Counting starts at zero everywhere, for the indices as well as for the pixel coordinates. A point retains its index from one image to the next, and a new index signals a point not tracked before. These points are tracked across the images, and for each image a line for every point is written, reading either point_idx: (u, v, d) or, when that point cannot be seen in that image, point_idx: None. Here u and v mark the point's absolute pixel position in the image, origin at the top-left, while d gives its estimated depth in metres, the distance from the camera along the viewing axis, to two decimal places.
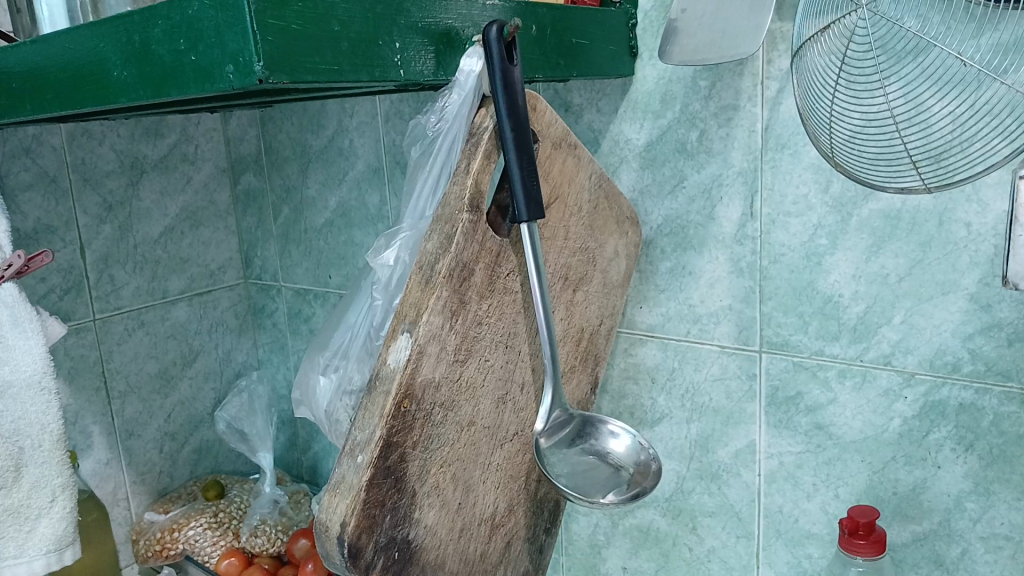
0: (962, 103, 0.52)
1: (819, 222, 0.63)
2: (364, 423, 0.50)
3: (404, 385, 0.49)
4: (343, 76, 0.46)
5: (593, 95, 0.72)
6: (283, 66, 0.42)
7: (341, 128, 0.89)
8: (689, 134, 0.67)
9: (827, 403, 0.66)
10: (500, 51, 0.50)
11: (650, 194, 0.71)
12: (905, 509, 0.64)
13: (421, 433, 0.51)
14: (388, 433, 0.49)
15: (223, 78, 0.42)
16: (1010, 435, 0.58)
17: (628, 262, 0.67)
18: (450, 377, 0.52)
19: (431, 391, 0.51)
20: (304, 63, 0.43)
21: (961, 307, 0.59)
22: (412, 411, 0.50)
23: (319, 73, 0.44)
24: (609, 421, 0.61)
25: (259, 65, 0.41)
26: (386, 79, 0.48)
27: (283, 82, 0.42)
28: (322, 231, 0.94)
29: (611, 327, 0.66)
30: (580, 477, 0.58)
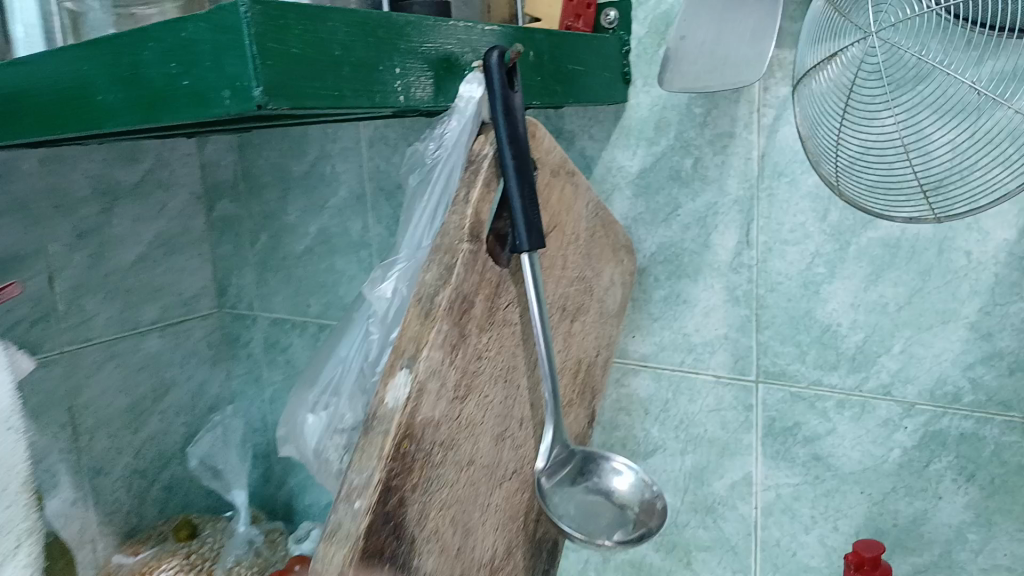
0: (962, 133, 0.51)
1: (816, 250, 0.63)
2: (361, 465, 0.46)
3: (404, 424, 0.47)
4: (344, 102, 0.44)
5: (586, 120, 0.71)
6: (282, 92, 0.39)
7: (323, 153, 0.87)
8: (684, 161, 0.67)
9: (825, 433, 0.65)
10: (501, 77, 0.49)
11: (644, 222, 0.70)
12: (905, 541, 0.63)
13: (420, 475, 0.48)
14: (388, 476, 0.46)
15: (219, 103, 0.39)
16: (1012, 465, 0.58)
17: (623, 291, 0.66)
18: (450, 415, 0.50)
19: (431, 430, 0.49)
20: (304, 88, 0.41)
21: (961, 336, 0.58)
22: (411, 451, 0.47)
23: (321, 98, 0.42)
24: (613, 458, 0.60)
25: (259, 90, 0.38)
26: (385, 106, 0.47)
27: (283, 108, 0.40)
28: (301, 259, 0.92)
29: (608, 358, 0.64)
30: (587, 515, 0.57)
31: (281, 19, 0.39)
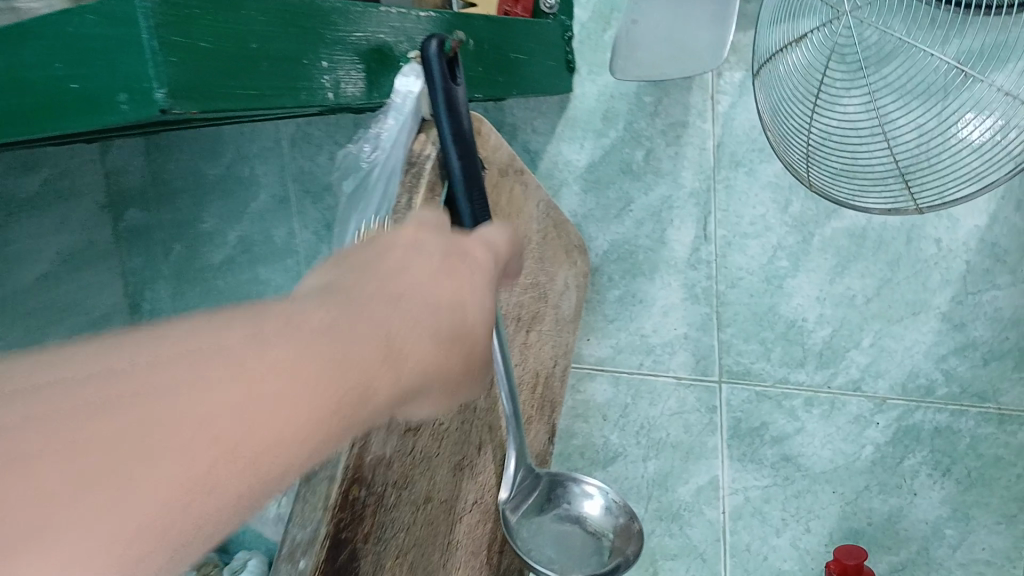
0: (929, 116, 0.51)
1: (779, 243, 0.60)
2: (302, 518, 0.37)
3: (351, 468, 0.38)
4: (264, 101, 0.38)
5: (529, 112, 0.64)
6: (190, 94, 0.33)
7: (240, 155, 0.80)
8: (635, 152, 0.62)
9: (794, 432, 0.62)
10: (441, 68, 0.43)
11: (594, 219, 0.64)
12: (882, 540, 0.60)
13: (373, 522, 0.40)
14: (336, 529, 0.37)
15: (116, 110, 0.33)
16: (988, 457, 0.57)
17: (578, 293, 0.62)
18: (402, 450, 0.42)
19: (381, 471, 0.41)
20: (217, 88, 0.35)
21: (933, 326, 0.57)
22: (360, 497, 0.39)
23: (237, 100, 0.36)
24: (583, 482, 0.57)
25: (161, 92, 0.32)
26: (311, 104, 0.41)
27: (193, 112, 0.34)
28: (219, 270, 0.83)
29: (566, 367, 0.61)
30: (561, 546, 0.54)
31: (184, 8, 0.33)
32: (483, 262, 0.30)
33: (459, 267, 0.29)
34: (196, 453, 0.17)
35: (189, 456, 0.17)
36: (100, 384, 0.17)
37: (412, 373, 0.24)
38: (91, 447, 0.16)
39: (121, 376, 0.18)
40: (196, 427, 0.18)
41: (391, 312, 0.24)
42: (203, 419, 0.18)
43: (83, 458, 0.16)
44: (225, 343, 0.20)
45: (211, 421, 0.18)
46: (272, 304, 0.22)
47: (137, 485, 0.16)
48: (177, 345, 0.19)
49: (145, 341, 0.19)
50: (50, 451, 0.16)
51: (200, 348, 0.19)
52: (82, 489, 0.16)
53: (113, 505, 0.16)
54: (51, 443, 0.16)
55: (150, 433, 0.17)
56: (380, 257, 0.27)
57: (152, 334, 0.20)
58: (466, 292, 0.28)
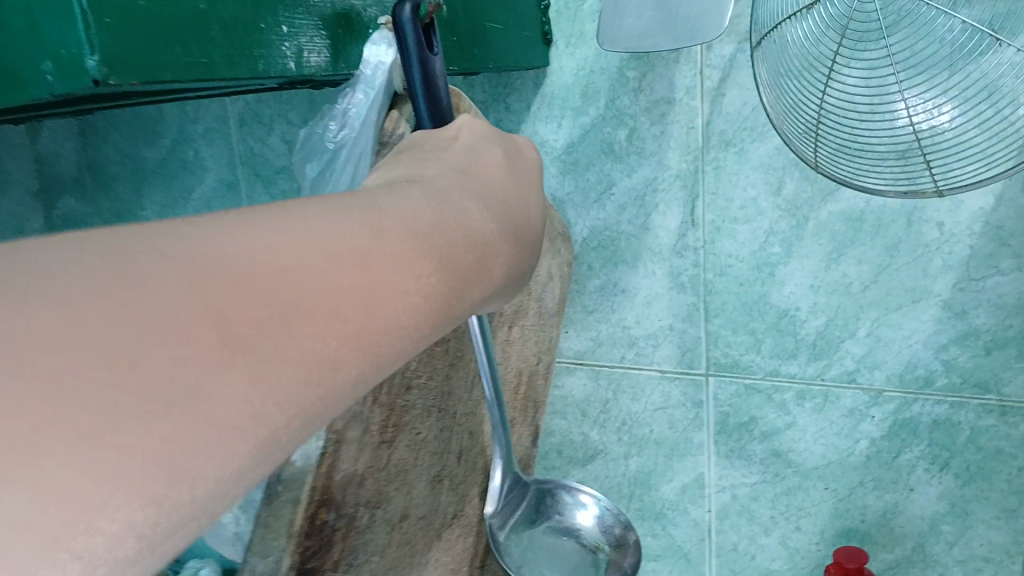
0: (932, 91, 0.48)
1: (770, 228, 0.56)
2: (263, 548, 0.32)
3: (320, 491, 0.33)
4: (217, 73, 0.32)
5: (501, 88, 0.61)
6: (131, 63, 0.28)
7: (184, 137, 0.73)
8: (617, 132, 0.59)
9: (784, 427, 0.59)
10: (418, 39, 0.36)
11: (574, 203, 0.61)
12: (874, 537, 0.58)
13: (344, 548, 0.35)
14: (302, 560, 0.32)
15: (43, 82, 0.28)
16: (989, 450, 0.54)
17: (563, 283, 0.58)
18: (377, 466, 0.37)
19: (354, 490, 0.35)
20: (161, 58, 0.29)
21: (933, 315, 0.53)
22: (330, 521, 0.34)
23: (186, 71, 0.30)
24: (579, 491, 0.55)
25: (94, 61, 0.27)
26: (270, 75, 0.35)
27: (134, 85, 0.29)
28: None
29: (549, 364, 0.56)
30: (552, 561, 0.51)
31: None
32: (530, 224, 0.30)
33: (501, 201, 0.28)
34: (313, 381, 0.17)
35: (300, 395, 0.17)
36: (245, 292, 0.16)
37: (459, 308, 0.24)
38: (214, 366, 0.15)
39: (259, 282, 0.16)
40: (307, 322, 0.17)
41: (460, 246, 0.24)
42: (321, 352, 0.17)
43: (229, 387, 0.15)
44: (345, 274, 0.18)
45: (332, 356, 0.17)
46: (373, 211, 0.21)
47: (271, 416, 0.16)
48: (302, 262, 0.17)
49: (263, 244, 0.17)
50: (184, 393, 0.14)
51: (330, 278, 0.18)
52: (200, 423, 0.15)
53: (252, 411, 0.16)
54: (204, 376, 0.15)
55: (281, 363, 0.16)
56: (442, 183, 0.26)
57: (256, 233, 0.17)
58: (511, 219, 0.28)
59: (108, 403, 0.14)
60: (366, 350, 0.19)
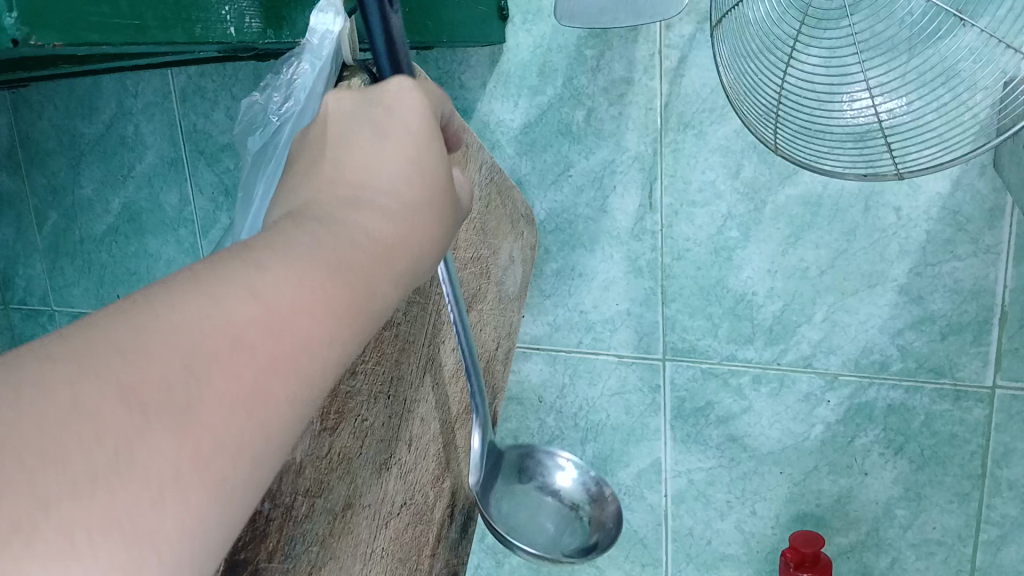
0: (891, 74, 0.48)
1: (728, 212, 0.55)
2: None
3: None
4: (148, 37, 0.30)
5: (455, 65, 0.59)
6: (51, 19, 0.26)
7: (123, 111, 0.70)
8: (574, 113, 0.57)
9: (741, 412, 0.59)
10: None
11: (531, 185, 0.60)
12: (830, 521, 0.58)
13: (280, 538, 0.33)
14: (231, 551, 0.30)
15: None
16: (943, 435, 0.54)
17: (525, 268, 0.57)
18: (318, 453, 0.36)
19: (290, 479, 0.34)
20: (85, 14, 0.27)
21: (890, 300, 0.53)
22: (264, 512, 0.32)
23: (113, 30, 0.29)
24: (558, 454, 0.57)
25: (12, 16, 0.25)
26: (208, 41, 0.33)
27: (54, 45, 0.26)
28: (103, 241, 0.76)
29: (510, 349, 0.55)
30: (538, 522, 0.53)
31: None
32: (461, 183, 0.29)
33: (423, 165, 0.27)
34: (243, 421, 0.17)
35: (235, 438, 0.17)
36: (142, 368, 0.16)
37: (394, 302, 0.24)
38: (125, 440, 0.15)
39: (155, 348, 0.16)
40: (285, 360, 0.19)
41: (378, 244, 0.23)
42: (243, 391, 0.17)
43: (150, 451, 0.15)
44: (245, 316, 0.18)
45: (258, 387, 0.18)
46: (266, 244, 0.21)
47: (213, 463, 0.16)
48: (200, 318, 0.17)
49: (152, 314, 0.17)
50: (104, 472, 0.15)
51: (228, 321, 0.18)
52: (128, 497, 0.15)
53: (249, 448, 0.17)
54: (121, 447, 0.15)
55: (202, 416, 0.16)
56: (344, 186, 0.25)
57: (148, 304, 0.17)
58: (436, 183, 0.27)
59: (26, 502, 0.14)
60: (289, 374, 0.19)
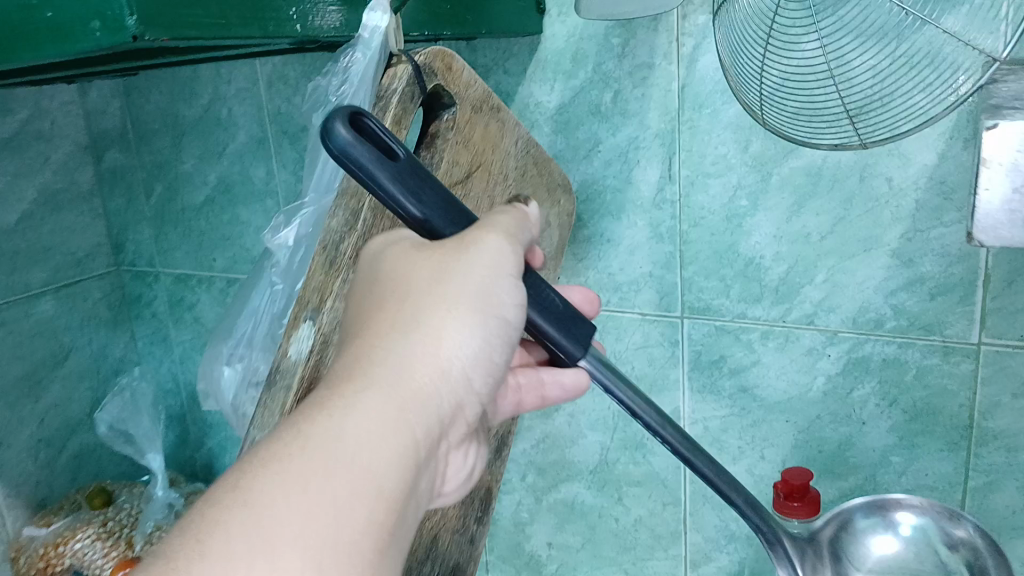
0: (883, 57, 0.52)
1: (739, 182, 0.61)
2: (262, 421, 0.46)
3: (305, 376, 0.46)
4: (233, 32, 0.39)
5: (500, 53, 0.67)
6: (160, 21, 0.34)
7: (218, 96, 0.80)
8: (603, 94, 0.64)
9: (751, 365, 0.65)
10: (369, 151, 0.35)
11: (565, 159, 0.67)
12: (833, 467, 0.64)
13: None
14: None
15: (87, 38, 0.34)
16: (934, 387, 0.59)
17: (563, 231, 0.64)
18: None
19: None
20: (184, 16, 0.36)
21: (884, 263, 0.58)
22: None
23: (204, 27, 0.37)
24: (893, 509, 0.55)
25: (133, 19, 0.33)
26: (280, 34, 0.42)
27: (162, 40, 0.35)
28: (201, 210, 0.85)
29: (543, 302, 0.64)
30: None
31: None
32: (481, 252, 0.35)
33: (427, 279, 0.35)
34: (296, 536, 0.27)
35: (293, 521, 0.27)
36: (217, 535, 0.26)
37: (421, 415, 0.32)
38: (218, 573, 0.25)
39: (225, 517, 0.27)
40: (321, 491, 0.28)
41: (376, 380, 0.32)
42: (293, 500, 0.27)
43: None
44: (274, 467, 0.28)
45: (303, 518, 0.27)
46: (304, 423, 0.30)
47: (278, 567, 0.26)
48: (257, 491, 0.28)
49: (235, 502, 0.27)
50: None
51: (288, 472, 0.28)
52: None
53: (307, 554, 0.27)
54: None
55: (239, 545, 0.26)
56: (365, 327, 0.34)
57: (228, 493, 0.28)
58: (435, 279, 0.35)
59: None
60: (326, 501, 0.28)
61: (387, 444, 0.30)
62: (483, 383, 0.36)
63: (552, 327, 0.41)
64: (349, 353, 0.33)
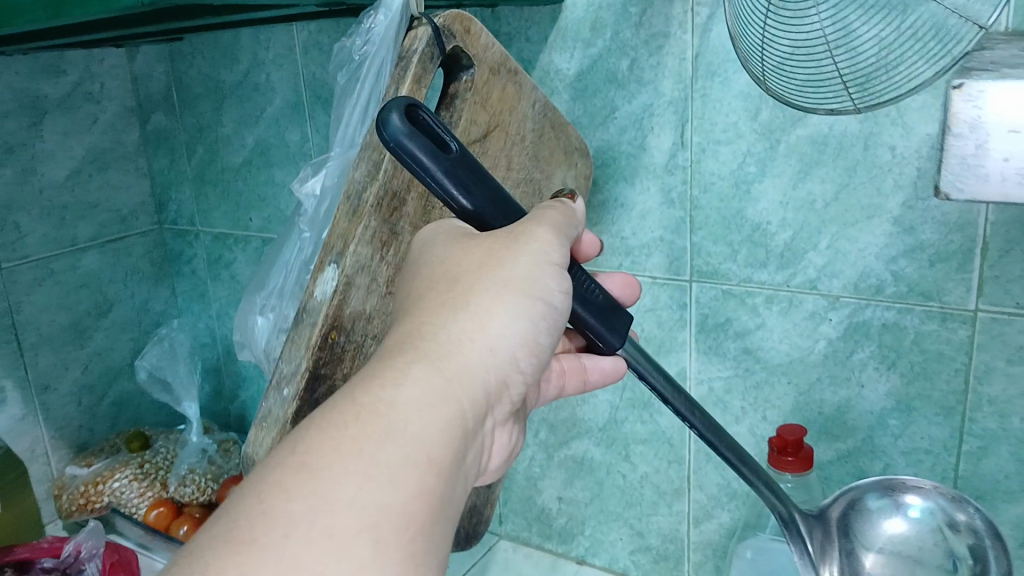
0: (890, 27, 0.53)
1: (747, 149, 0.63)
2: (290, 355, 0.49)
3: (330, 317, 0.48)
4: None
5: (523, 22, 0.70)
6: None
7: (256, 61, 0.83)
8: (620, 62, 0.66)
9: (755, 328, 0.67)
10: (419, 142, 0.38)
11: (582, 125, 0.70)
12: (831, 429, 0.66)
13: (352, 364, 0.51)
14: (315, 365, 0.48)
15: None
16: (931, 352, 0.61)
17: (577, 194, 0.67)
18: (383, 309, 0.51)
19: (361, 323, 0.50)
20: None
21: (885, 230, 0.60)
22: (340, 342, 0.49)
23: None
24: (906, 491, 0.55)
25: None
26: None
27: None
28: (239, 170, 0.89)
29: None
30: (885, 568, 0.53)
31: None
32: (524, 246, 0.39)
33: (477, 265, 0.38)
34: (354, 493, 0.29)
35: (351, 480, 0.30)
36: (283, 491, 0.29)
37: (479, 381, 0.36)
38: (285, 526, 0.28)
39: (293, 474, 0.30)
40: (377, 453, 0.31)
41: (429, 353, 0.35)
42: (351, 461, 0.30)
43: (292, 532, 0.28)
44: (335, 428, 0.31)
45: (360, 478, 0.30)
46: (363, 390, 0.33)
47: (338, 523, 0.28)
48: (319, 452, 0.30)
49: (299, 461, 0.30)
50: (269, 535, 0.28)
51: (347, 434, 0.31)
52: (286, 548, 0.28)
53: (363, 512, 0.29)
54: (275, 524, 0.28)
55: (306, 499, 0.29)
56: (418, 305, 0.38)
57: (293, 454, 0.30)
58: (484, 265, 0.38)
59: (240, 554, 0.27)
60: (382, 463, 0.30)
61: (438, 413, 0.33)
62: (524, 364, 0.39)
63: (592, 317, 0.44)
64: (404, 329, 0.36)
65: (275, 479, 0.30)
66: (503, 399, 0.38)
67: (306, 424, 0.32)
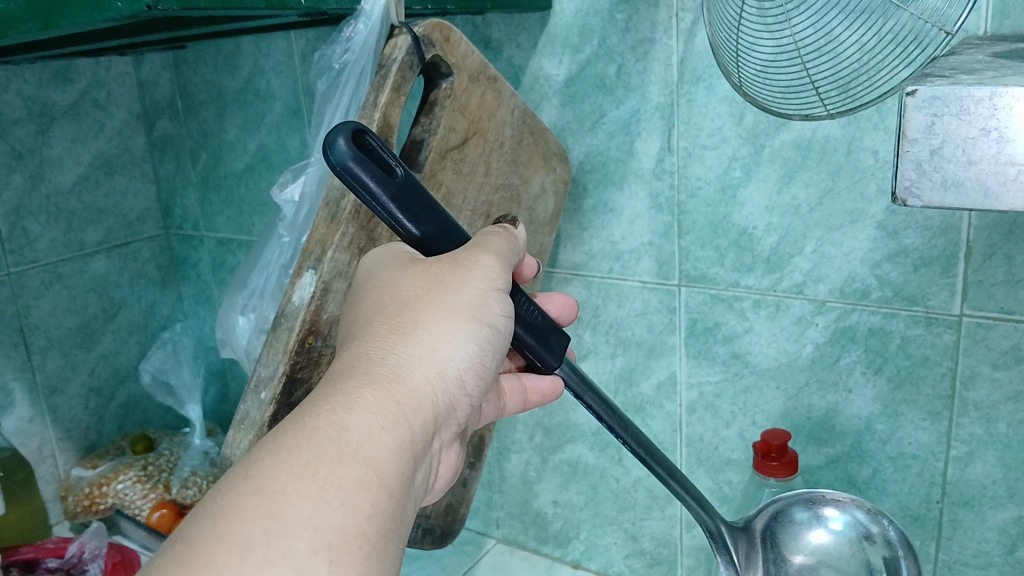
0: (870, 32, 0.53)
1: (733, 154, 0.63)
2: (268, 358, 0.50)
3: (307, 321, 0.49)
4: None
5: (512, 29, 0.70)
6: None
7: (257, 69, 0.85)
8: (607, 68, 0.67)
9: (743, 332, 0.67)
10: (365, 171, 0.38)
11: (572, 131, 0.70)
12: (819, 433, 0.66)
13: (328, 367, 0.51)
14: (292, 368, 0.49)
15: None
16: (917, 357, 0.60)
17: (557, 200, 0.67)
18: None
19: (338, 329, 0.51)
20: None
21: (869, 234, 0.60)
22: (317, 346, 0.50)
23: None
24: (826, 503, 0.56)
25: None
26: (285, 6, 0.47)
27: None
28: (242, 176, 0.91)
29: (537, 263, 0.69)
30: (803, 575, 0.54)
31: None
32: (472, 268, 0.39)
33: (423, 289, 0.38)
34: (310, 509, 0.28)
35: (306, 497, 0.28)
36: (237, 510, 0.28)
37: (430, 402, 0.35)
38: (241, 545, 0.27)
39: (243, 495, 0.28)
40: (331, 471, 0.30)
41: (376, 375, 0.34)
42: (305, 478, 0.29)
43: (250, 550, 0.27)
44: (284, 448, 0.30)
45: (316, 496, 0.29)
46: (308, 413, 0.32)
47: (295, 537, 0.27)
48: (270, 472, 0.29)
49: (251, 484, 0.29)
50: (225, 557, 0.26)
51: (297, 453, 0.30)
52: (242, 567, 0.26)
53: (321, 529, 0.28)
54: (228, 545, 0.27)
55: (263, 517, 0.27)
56: (366, 331, 0.37)
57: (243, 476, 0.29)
58: (430, 290, 0.38)
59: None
60: (336, 481, 0.29)
61: (390, 434, 0.33)
62: (474, 389, 0.38)
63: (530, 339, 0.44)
64: (351, 355, 0.36)
65: (226, 503, 0.28)
66: (450, 426, 0.37)
67: (252, 452, 0.31)
